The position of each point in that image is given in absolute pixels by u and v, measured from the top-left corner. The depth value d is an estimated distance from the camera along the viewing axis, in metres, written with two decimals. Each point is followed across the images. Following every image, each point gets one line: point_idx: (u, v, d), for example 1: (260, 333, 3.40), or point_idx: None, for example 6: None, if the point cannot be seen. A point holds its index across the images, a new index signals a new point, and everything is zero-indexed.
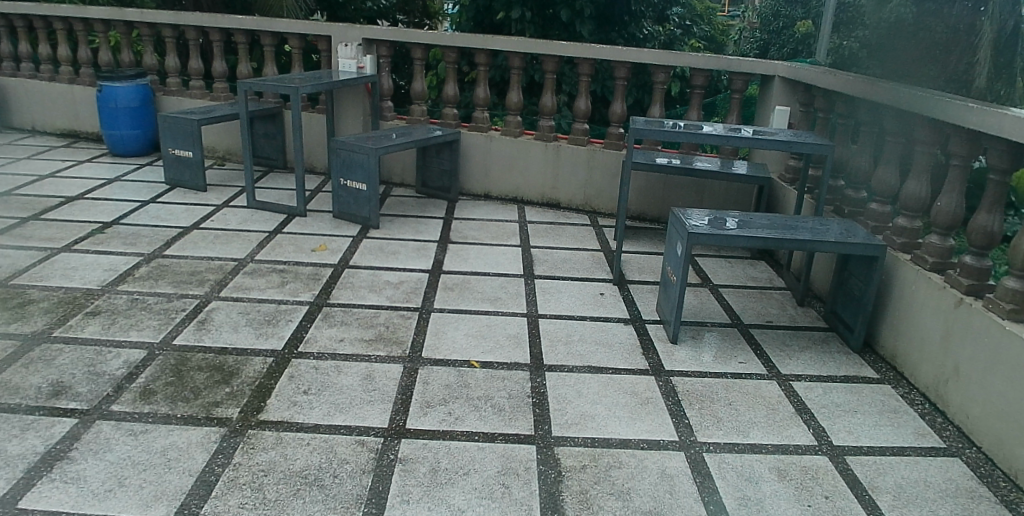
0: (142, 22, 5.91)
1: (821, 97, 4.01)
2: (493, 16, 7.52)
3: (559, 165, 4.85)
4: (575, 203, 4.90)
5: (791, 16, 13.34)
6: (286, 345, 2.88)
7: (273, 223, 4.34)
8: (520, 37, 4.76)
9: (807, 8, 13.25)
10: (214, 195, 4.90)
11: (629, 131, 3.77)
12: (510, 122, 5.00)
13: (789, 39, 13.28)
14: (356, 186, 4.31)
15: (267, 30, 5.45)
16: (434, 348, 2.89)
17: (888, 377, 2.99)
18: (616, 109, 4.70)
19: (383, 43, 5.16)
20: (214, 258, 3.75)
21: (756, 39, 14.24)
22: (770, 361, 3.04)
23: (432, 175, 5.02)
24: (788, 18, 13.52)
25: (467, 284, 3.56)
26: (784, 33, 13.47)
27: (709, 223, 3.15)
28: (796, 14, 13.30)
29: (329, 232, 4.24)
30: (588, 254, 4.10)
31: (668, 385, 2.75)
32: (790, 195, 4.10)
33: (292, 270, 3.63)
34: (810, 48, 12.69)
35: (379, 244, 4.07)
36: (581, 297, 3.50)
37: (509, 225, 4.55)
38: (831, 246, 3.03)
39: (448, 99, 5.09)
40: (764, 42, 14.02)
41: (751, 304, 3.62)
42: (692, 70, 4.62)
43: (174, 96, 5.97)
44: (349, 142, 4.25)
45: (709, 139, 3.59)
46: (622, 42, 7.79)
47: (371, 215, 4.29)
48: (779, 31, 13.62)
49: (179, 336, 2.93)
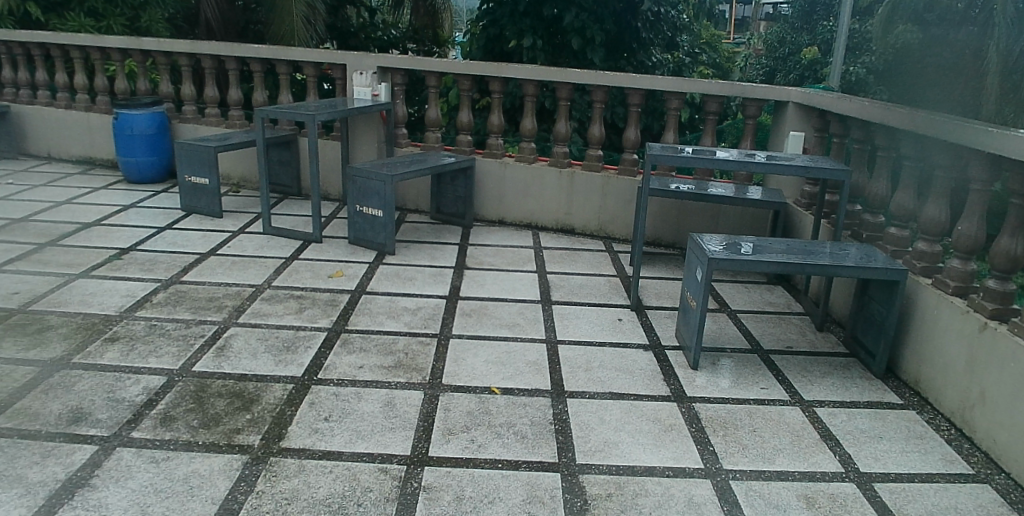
0: (160, 51, 5.98)
1: (836, 121, 4.00)
2: (504, 44, 7.60)
3: (573, 191, 4.87)
4: (589, 229, 4.90)
5: (796, 43, 13.60)
6: (306, 372, 2.86)
7: (289, 249, 4.36)
8: (534, 64, 4.80)
9: (812, 35, 13.46)
10: (229, 221, 4.92)
11: (645, 156, 3.78)
12: (524, 148, 5.02)
13: (794, 65, 13.41)
14: (372, 212, 4.33)
15: (283, 58, 5.51)
16: (454, 375, 2.88)
17: (912, 403, 2.95)
18: (630, 134, 4.73)
19: (398, 71, 5.21)
20: (232, 284, 3.76)
21: (762, 65, 14.44)
22: (792, 387, 3.01)
23: (447, 201, 5.05)
24: (794, 45, 13.70)
25: (485, 310, 3.55)
26: (789, 60, 13.65)
27: (727, 247, 3.13)
28: (801, 41, 13.54)
29: (346, 258, 4.24)
30: (605, 279, 4.09)
31: (691, 412, 2.72)
32: (807, 219, 4.10)
33: (309, 296, 3.63)
34: (817, 74, 12.83)
35: (396, 269, 4.07)
36: (599, 323, 3.48)
37: (524, 250, 4.55)
38: (852, 271, 3.02)
39: (463, 127, 5.12)
40: (771, 69, 14.15)
41: (770, 329, 3.59)
42: (706, 96, 4.63)
43: (190, 123, 6.02)
44: (366, 169, 4.30)
45: (726, 165, 3.59)
46: (631, 70, 7.88)
47: (387, 241, 4.31)
48: (787, 57, 13.78)
49: (199, 363, 2.92)
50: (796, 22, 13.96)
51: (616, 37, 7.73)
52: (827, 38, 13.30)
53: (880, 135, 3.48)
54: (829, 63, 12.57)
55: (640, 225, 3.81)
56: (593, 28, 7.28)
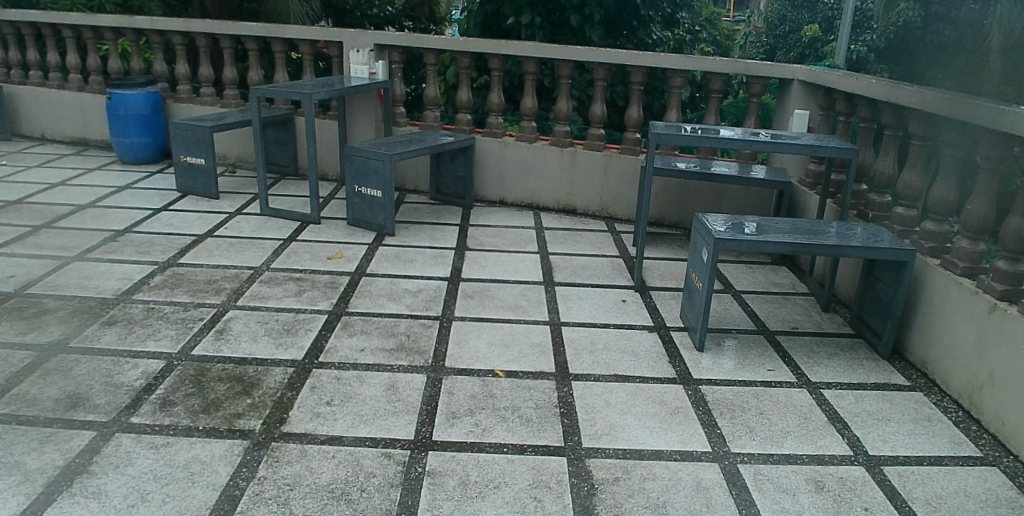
0: (152, 30, 5.86)
1: (842, 99, 3.94)
2: (502, 21, 7.49)
3: (574, 171, 4.80)
4: (591, 209, 4.85)
5: (797, 20, 13.47)
6: (306, 355, 2.82)
7: (287, 230, 4.30)
8: (534, 41, 4.71)
9: (813, 12, 13.33)
10: (226, 202, 4.85)
11: (648, 135, 3.71)
12: (524, 128, 4.95)
13: (795, 43, 13.30)
14: (371, 193, 4.27)
15: (278, 36, 5.40)
16: (457, 357, 2.84)
17: (919, 385, 2.93)
18: (632, 113, 4.65)
19: (396, 49, 5.11)
20: (230, 266, 3.71)
21: (763, 43, 14.31)
22: (799, 369, 2.98)
23: (446, 181, 4.98)
24: (794, 22, 13.56)
25: (487, 292, 3.50)
26: (790, 38, 13.52)
27: (733, 227, 3.08)
28: (801, 18, 13.41)
29: (345, 239, 4.19)
30: (608, 260, 4.05)
31: (697, 394, 2.69)
32: (812, 198, 4.05)
33: (309, 278, 3.58)
34: (817, 52, 12.72)
35: (396, 251, 4.02)
36: (603, 304, 3.44)
37: (526, 231, 4.50)
38: (859, 252, 2.97)
39: (462, 106, 5.04)
40: (771, 47, 14.04)
41: (775, 310, 3.55)
42: (709, 74, 4.55)
43: (185, 103, 5.92)
44: (364, 149, 4.23)
45: (731, 143, 3.53)
46: (630, 48, 7.79)
47: (387, 222, 4.25)
48: (788, 35, 13.66)
49: (198, 346, 2.87)
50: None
51: (615, 14, 7.62)
52: (828, 16, 13.16)
53: (887, 113, 3.42)
54: (830, 41, 12.45)
55: (644, 205, 3.75)
56: (592, 6, 7.21)
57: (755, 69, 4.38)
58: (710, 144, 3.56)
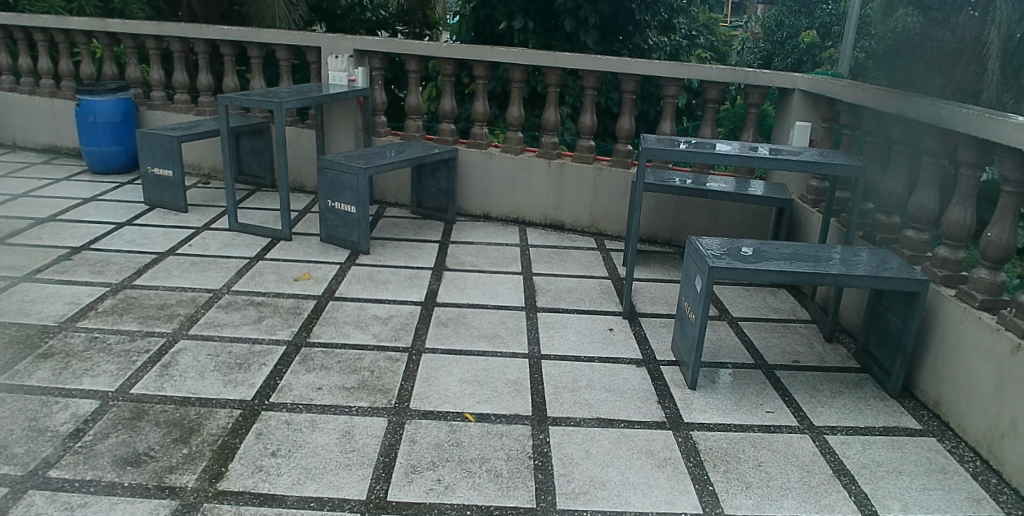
0: (125, 33, 5.57)
1: (847, 112, 3.67)
2: (494, 26, 7.25)
3: (562, 185, 4.55)
4: (580, 225, 4.58)
5: (795, 26, 13.28)
6: (256, 395, 2.55)
7: (255, 248, 4.03)
8: (521, 48, 4.44)
9: (811, 18, 13.14)
10: (194, 216, 4.59)
11: (640, 150, 3.43)
12: (510, 138, 4.69)
13: (793, 49, 13.12)
14: (344, 208, 4.01)
15: (254, 40, 5.12)
16: (423, 398, 2.57)
17: (932, 429, 2.66)
18: (623, 124, 4.39)
19: (376, 54, 4.85)
20: (187, 289, 3.44)
21: (760, 48, 14.15)
22: (801, 411, 2.72)
23: (427, 194, 4.73)
24: (793, 28, 13.37)
25: (463, 319, 3.23)
26: (788, 44, 13.33)
27: (729, 252, 2.81)
28: (800, 23, 13.22)
29: (316, 258, 3.92)
30: (595, 282, 3.78)
31: (688, 442, 2.43)
32: (813, 217, 3.79)
33: (271, 303, 3.32)
34: (815, 58, 12.53)
35: (369, 271, 3.75)
36: (588, 334, 3.17)
37: (510, 249, 4.23)
38: (867, 281, 2.71)
39: (445, 114, 4.79)
40: (769, 53, 13.87)
41: (774, 341, 3.29)
42: (705, 83, 4.26)
43: (158, 110, 5.62)
44: (337, 161, 3.98)
45: (728, 159, 3.27)
46: (626, 54, 7.53)
47: (361, 239, 3.99)
48: (786, 40, 13.49)
49: (139, 384, 2.61)
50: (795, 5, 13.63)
51: (610, 19, 7.37)
52: (828, 21, 12.98)
53: (898, 128, 3.15)
54: (829, 46, 12.27)
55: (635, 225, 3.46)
56: (586, 9, 6.93)
57: (754, 78, 4.10)
58: (707, 160, 3.29)
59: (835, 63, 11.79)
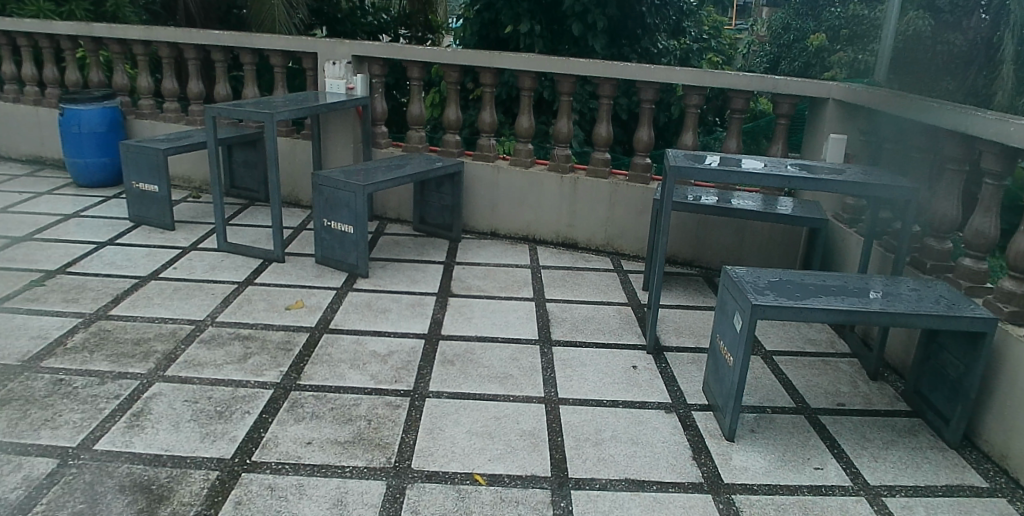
0: (110, 38, 5.26)
1: (889, 124, 3.34)
2: (500, 30, 6.94)
3: (575, 201, 4.23)
4: (594, 243, 4.27)
5: (802, 29, 12.98)
6: (238, 452, 2.24)
7: (245, 271, 3.73)
8: (532, 53, 4.12)
9: (819, 21, 12.86)
10: (181, 235, 4.28)
11: (667, 168, 3.00)
12: (519, 150, 4.37)
13: (800, 53, 12.83)
14: (341, 228, 3.70)
15: (246, 46, 4.80)
16: (427, 455, 2.25)
17: (1002, 487, 2.33)
18: (641, 135, 4.07)
19: (376, 60, 4.53)
20: (168, 320, 3.13)
21: (767, 52, 13.89)
22: (852, 466, 2.39)
23: (431, 210, 4.42)
24: (800, 31, 13.06)
25: (470, 356, 2.92)
26: (795, 47, 13.02)
27: (772, 286, 2.48)
28: (807, 26, 12.93)
29: (309, 282, 3.61)
30: (614, 310, 3.47)
31: (730, 509, 2.11)
32: (852, 239, 3.46)
33: (259, 336, 3.01)
34: (824, 62, 12.24)
35: (368, 298, 3.44)
36: (610, 372, 2.86)
37: (520, 271, 3.92)
38: (929, 321, 2.37)
39: (450, 125, 4.48)
40: (775, 56, 13.59)
41: (815, 380, 2.96)
42: (731, 92, 3.92)
43: (146, 119, 5.32)
44: (333, 177, 3.67)
45: (766, 180, 2.91)
46: (635, 58, 7.24)
47: (360, 262, 3.68)
48: (793, 44, 13.23)
49: (104, 438, 2.29)
50: (801, 8, 13.35)
51: (619, 22, 7.06)
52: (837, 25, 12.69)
53: (950, 144, 2.82)
54: (837, 50, 11.98)
55: (660, 249, 3.05)
56: (595, 13, 6.64)
57: (784, 86, 3.77)
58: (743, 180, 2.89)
59: (844, 68, 11.49)
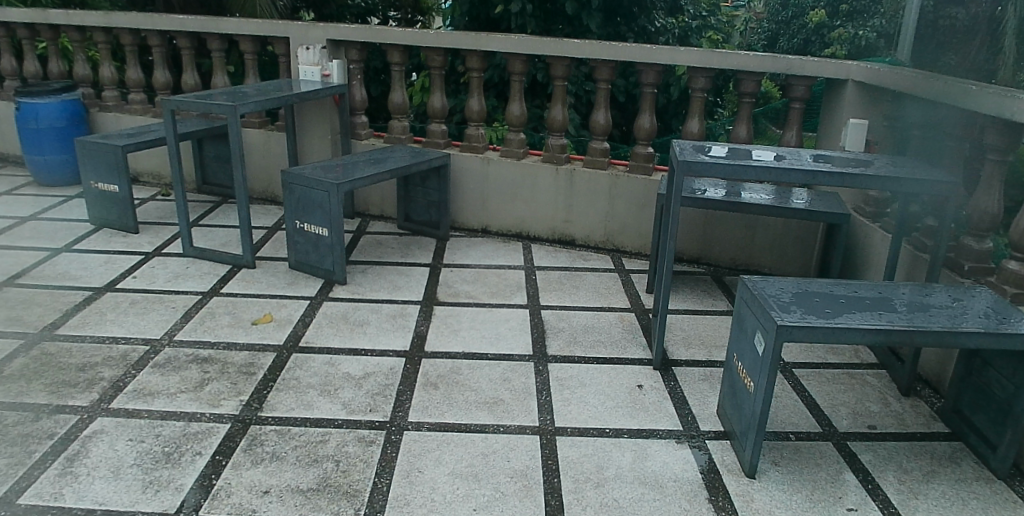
0: (69, 26, 4.90)
1: (918, 108, 3.00)
2: (490, 9, 6.56)
3: (572, 195, 3.90)
4: (593, 240, 3.95)
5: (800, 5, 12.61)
6: (182, 506, 1.93)
7: (211, 279, 3.41)
8: (522, 35, 3.76)
9: None
10: (146, 238, 3.95)
11: (676, 163, 2.59)
12: (510, 140, 4.03)
13: (799, 29, 12.48)
14: (315, 231, 3.37)
15: (212, 31, 4.43)
16: (402, 505, 1.94)
17: None
18: (643, 122, 3.73)
19: (353, 44, 4.17)
20: (120, 340, 2.82)
21: (766, 29, 13.42)
22: (891, 505, 2.09)
23: (416, 206, 4.09)
24: (799, 8, 12.49)
25: (456, 377, 2.61)
26: (794, 24, 12.60)
27: (798, 300, 2.16)
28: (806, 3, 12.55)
29: (281, 291, 3.29)
30: (616, 317, 3.16)
31: None
32: (877, 235, 3.15)
33: (220, 358, 2.69)
34: (824, 39, 11.88)
35: (345, 309, 3.12)
36: (612, 394, 2.56)
37: (512, 273, 3.60)
38: (982, 339, 2.05)
39: (435, 114, 4.13)
40: (773, 34, 13.23)
41: (841, 398, 2.68)
42: (740, 74, 3.58)
43: (111, 112, 4.97)
44: (305, 175, 3.34)
45: (791, 178, 2.49)
46: (632, 37, 6.87)
47: (336, 267, 3.35)
48: (791, 20, 12.80)
49: (29, 490, 1.98)
50: None
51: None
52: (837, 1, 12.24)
53: (991, 132, 2.49)
54: (837, 25, 11.62)
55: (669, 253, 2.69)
56: None
57: (798, 67, 3.43)
58: (763, 176, 2.50)
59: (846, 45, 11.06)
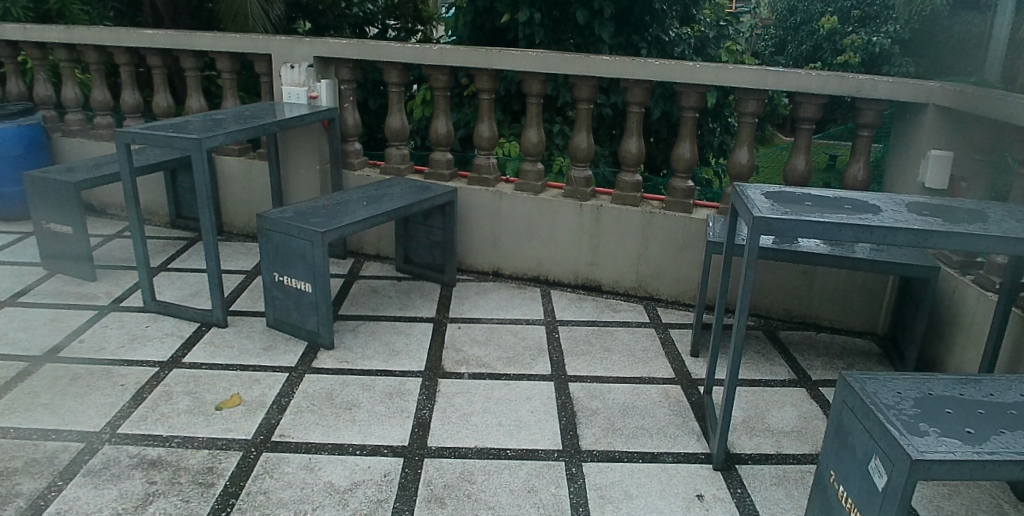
0: (28, 41, 4.38)
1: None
2: (496, 19, 6.02)
3: (598, 235, 3.36)
4: (621, 287, 3.40)
5: (810, 13, 12.06)
6: None
7: (174, 344, 2.88)
8: (540, 52, 3.23)
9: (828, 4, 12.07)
10: (104, 288, 3.42)
11: (750, 219, 2.00)
12: (525, 172, 3.49)
13: (808, 36, 12.09)
14: (296, 285, 2.82)
15: (185, 48, 3.90)
16: None
17: None
18: (682, 153, 3.21)
19: (345, 62, 3.63)
20: (52, 434, 2.28)
21: (772, 36, 13.01)
22: None
23: (417, 247, 3.56)
24: (807, 13, 12.22)
25: (467, 487, 2.06)
26: (803, 30, 12.19)
27: (925, 415, 1.61)
28: (814, 10, 12.16)
29: (255, 360, 2.75)
30: (658, 391, 2.62)
31: None
32: (972, 294, 2.61)
33: (173, 462, 2.16)
34: (835, 46, 11.44)
35: (330, 386, 2.58)
36: (666, 509, 2.02)
37: (529, 330, 3.06)
38: None
39: (439, 140, 3.60)
40: (780, 40, 12.85)
41: (949, 509, 2.15)
42: (797, 96, 3.05)
43: (75, 137, 4.45)
44: (285, 220, 2.80)
45: (901, 239, 1.92)
46: (646, 48, 6.29)
47: (322, 329, 2.81)
48: (799, 27, 12.38)
49: None
50: None
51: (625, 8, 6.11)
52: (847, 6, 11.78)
53: None
54: (849, 32, 11.19)
55: (738, 329, 2.04)
56: None
57: (870, 89, 2.89)
58: (865, 237, 1.92)
59: (858, 51, 10.58)
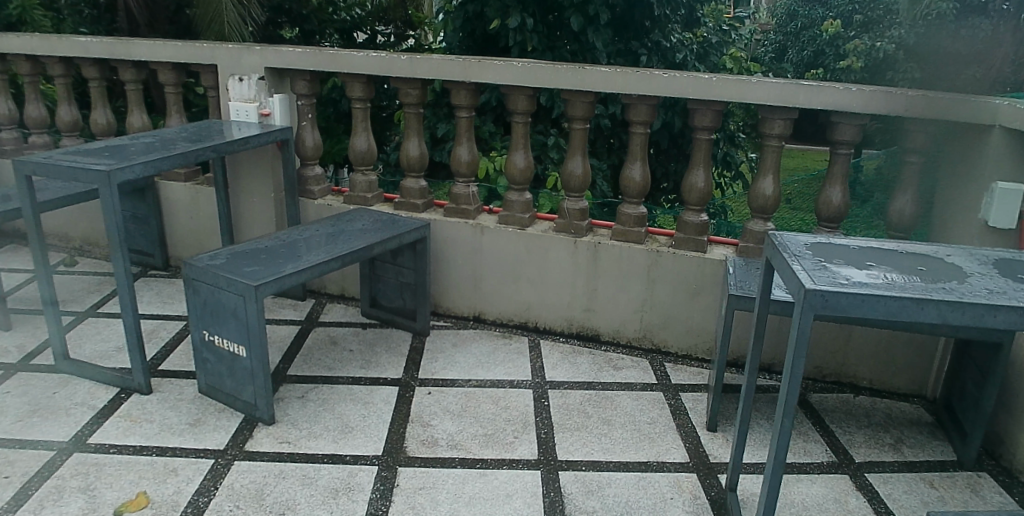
0: None
1: None
2: (485, 25, 5.54)
3: (595, 277, 2.87)
4: (622, 337, 2.91)
5: (810, 18, 11.97)
6: None
7: (82, 418, 2.38)
8: (527, 63, 2.73)
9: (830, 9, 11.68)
10: (18, 339, 2.91)
11: (800, 289, 1.48)
12: (511, 203, 2.99)
13: (810, 42, 11.74)
14: (229, 348, 2.32)
15: (123, 58, 3.41)
16: None
17: None
18: (694, 182, 2.71)
19: (302, 74, 3.14)
20: None
21: (773, 42, 12.64)
22: None
23: (385, 290, 3.06)
24: (808, 19, 11.99)
25: None
26: (806, 36, 11.81)
27: None
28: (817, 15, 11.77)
29: (175, 442, 2.25)
30: (670, 484, 2.12)
31: None
32: None
33: None
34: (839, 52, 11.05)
35: (262, 479, 2.08)
36: None
37: (512, 396, 2.55)
38: None
39: (412, 165, 3.11)
40: (782, 46, 12.49)
41: None
42: (832, 116, 2.56)
43: (9, 158, 3.95)
44: (214, 269, 2.29)
45: (1004, 320, 1.42)
46: (647, 54, 5.80)
47: (260, 402, 2.31)
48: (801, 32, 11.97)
49: None
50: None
51: (624, 12, 5.63)
52: (849, 9, 11.31)
53: None
54: (852, 37, 10.81)
55: (781, 436, 1.55)
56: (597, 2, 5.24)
57: (921, 108, 2.39)
58: (953, 317, 1.42)
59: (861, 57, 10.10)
